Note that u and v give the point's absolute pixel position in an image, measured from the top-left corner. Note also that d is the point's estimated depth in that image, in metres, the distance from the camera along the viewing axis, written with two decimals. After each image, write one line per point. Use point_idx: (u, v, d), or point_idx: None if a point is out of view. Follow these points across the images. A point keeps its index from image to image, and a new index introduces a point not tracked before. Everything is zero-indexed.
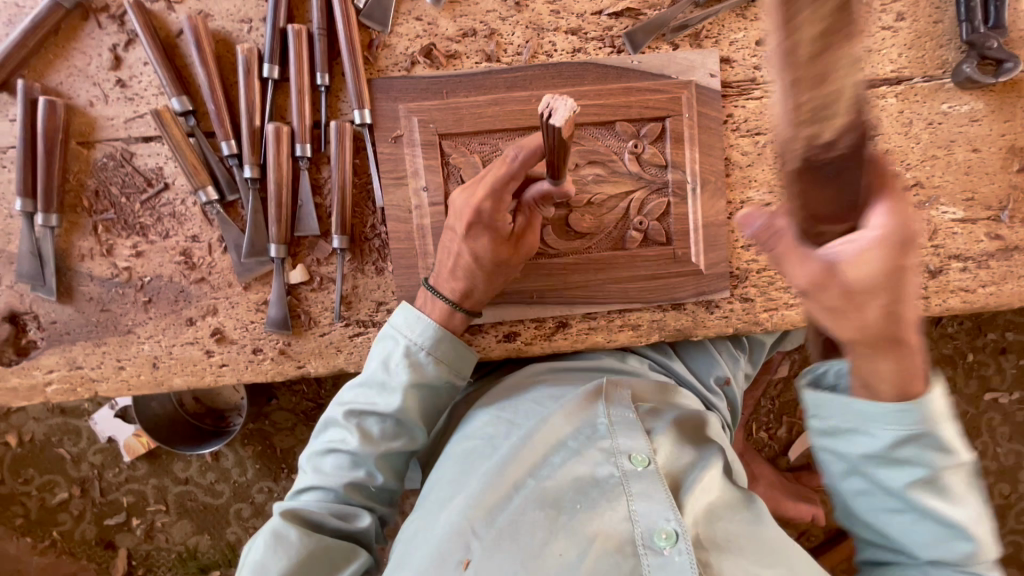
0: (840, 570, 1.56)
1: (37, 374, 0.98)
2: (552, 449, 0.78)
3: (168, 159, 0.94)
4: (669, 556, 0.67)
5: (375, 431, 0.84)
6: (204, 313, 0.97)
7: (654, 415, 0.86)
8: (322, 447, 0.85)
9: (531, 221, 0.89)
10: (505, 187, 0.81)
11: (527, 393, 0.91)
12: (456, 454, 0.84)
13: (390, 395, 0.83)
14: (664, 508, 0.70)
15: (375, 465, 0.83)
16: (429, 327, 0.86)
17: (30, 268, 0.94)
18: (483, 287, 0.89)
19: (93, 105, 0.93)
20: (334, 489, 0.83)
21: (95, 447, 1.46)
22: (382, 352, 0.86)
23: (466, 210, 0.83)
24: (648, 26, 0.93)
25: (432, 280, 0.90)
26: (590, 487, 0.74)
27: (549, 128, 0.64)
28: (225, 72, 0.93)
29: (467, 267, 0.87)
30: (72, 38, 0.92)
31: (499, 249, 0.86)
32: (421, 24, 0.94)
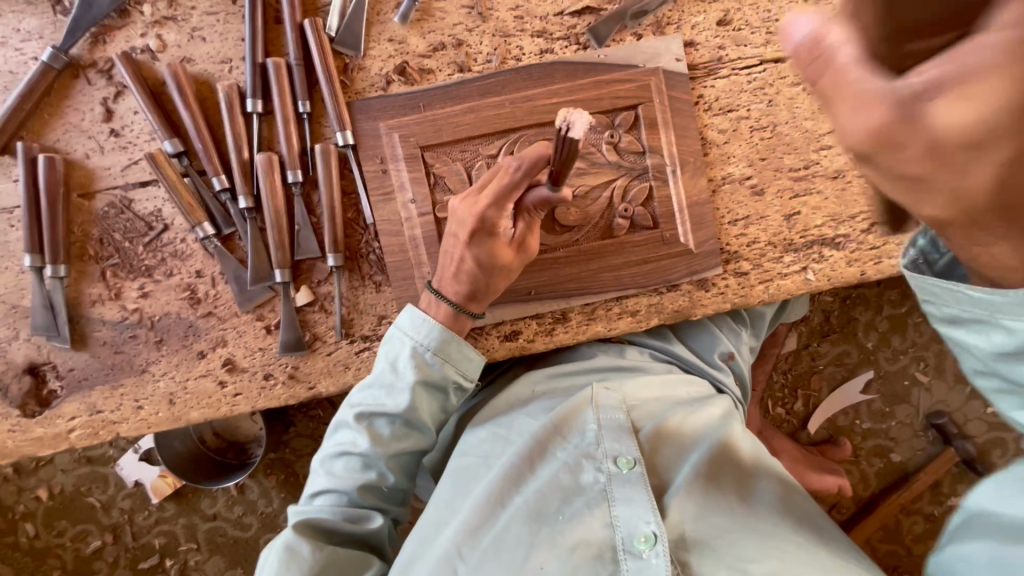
0: (875, 540, 1.54)
1: (59, 423, 1.00)
2: (542, 462, 0.87)
3: (165, 201, 0.98)
4: (647, 559, 0.74)
5: (384, 431, 0.90)
6: (214, 345, 1.00)
7: (644, 416, 0.93)
8: (333, 451, 0.91)
9: (532, 224, 0.91)
10: (508, 196, 0.85)
11: (525, 406, 0.99)
12: (458, 472, 0.94)
13: (398, 395, 0.89)
14: (645, 512, 0.78)
15: (385, 466, 0.90)
16: (434, 328, 0.89)
17: (44, 320, 0.98)
18: (484, 289, 0.91)
19: (90, 157, 0.98)
20: (346, 492, 0.89)
21: (124, 492, 1.49)
22: (390, 352, 0.91)
23: (468, 219, 0.86)
24: (609, 18, 0.97)
25: (436, 283, 0.92)
26: (574, 497, 0.83)
27: (566, 140, 0.72)
28: (210, 112, 0.97)
29: (469, 272, 0.89)
30: (65, 96, 0.97)
31: (500, 253, 0.88)
32: (393, 44, 0.98)
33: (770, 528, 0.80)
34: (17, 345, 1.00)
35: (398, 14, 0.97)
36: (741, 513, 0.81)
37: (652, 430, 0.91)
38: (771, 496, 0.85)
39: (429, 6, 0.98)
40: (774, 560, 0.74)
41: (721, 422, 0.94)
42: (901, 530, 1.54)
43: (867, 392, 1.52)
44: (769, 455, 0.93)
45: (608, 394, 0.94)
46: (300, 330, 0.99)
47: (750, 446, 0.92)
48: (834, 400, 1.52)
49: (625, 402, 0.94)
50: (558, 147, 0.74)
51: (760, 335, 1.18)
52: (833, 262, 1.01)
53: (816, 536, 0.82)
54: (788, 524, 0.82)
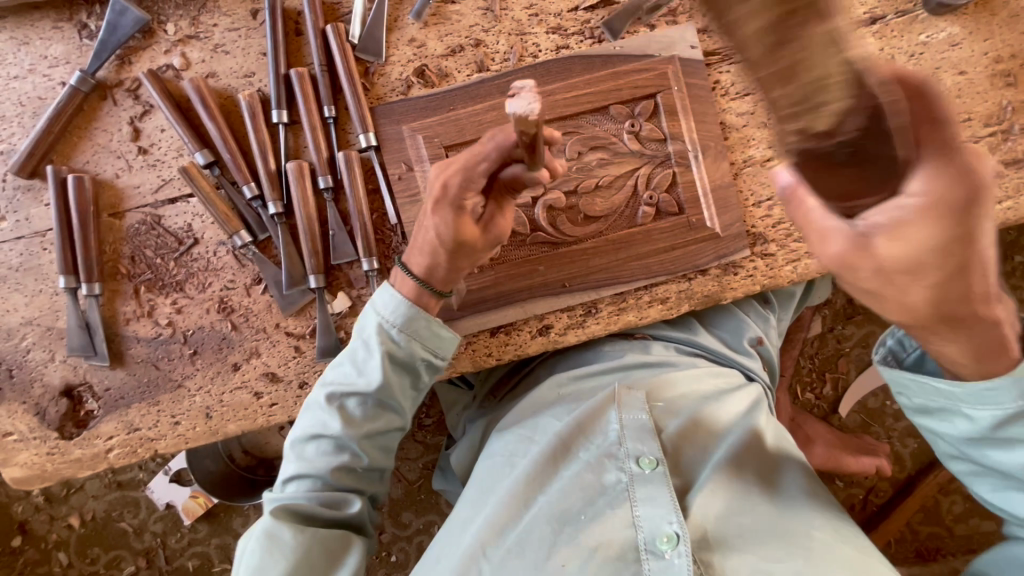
0: (914, 523, 1.52)
1: (98, 443, 1.00)
2: (564, 462, 0.87)
3: (195, 216, 1.00)
4: (669, 559, 0.75)
5: (356, 413, 0.90)
6: (248, 356, 1.00)
7: (668, 414, 0.92)
8: (302, 435, 0.90)
9: (501, 208, 0.88)
10: (477, 167, 0.79)
11: (550, 407, 0.97)
12: (484, 474, 0.93)
13: (368, 375, 0.89)
14: (667, 511, 0.78)
15: (358, 447, 0.90)
16: (399, 302, 0.89)
17: (80, 340, 0.98)
18: (444, 264, 0.88)
19: (119, 177, 0.99)
20: (320, 475, 0.89)
21: (156, 516, 1.48)
22: (359, 331, 0.91)
23: (436, 185, 0.82)
24: (623, 12, 0.98)
25: (403, 256, 0.91)
26: (596, 496, 0.82)
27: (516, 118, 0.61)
28: (234, 124, 0.98)
29: (430, 244, 0.86)
30: (93, 118, 0.99)
31: (462, 229, 0.84)
32: (412, 49, 1.00)
33: (801, 526, 0.80)
34: (54, 367, 1.00)
35: (412, 12, 0.99)
36: (768, 511, 0.82)
37: (677, 428, 0.90)
38: (798, 489, 0.85)
39: (445, 10, 1.00)
40: (801, 558, 0.75)
41: (746, 415, 0.94)
42: (940, 511, 1.52)
43: None
44: (793, 444, 0.93)
45: (631, 394, 0.93)
46: (338, 334, 0.99)
47: (773, 441, 0.92)
48: (863, 381, 1.50)
49: (647, 401, 0.92)
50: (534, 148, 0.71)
51: (786, 318, 1.18)
52: None
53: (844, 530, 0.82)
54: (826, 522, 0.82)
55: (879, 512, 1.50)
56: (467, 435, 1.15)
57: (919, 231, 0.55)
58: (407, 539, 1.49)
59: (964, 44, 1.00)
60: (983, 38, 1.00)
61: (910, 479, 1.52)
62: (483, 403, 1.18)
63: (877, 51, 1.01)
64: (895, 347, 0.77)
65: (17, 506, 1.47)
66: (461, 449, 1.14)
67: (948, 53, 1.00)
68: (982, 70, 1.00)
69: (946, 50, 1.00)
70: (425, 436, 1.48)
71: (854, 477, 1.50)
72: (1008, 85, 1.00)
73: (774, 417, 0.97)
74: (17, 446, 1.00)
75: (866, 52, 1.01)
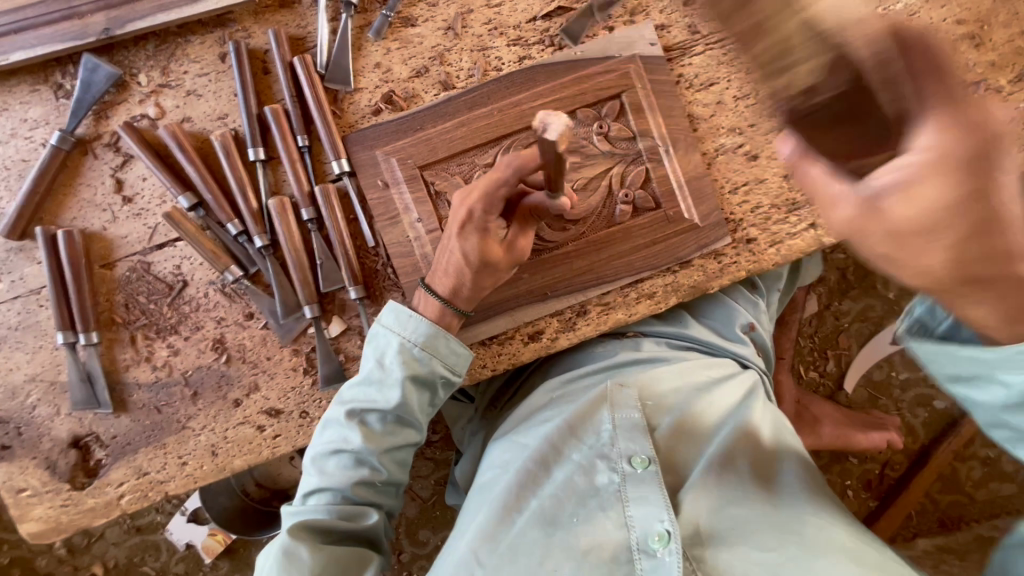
0: (933, 493, 1.51)
1: (109, 491, 1.02)
2: (557, 465, 0.87)
3: (183, 259, 1.02)
4: (661, 557, 0.76)
5: (375, 428, 0.91)
6: (248, 392, 1.02)
7: (660, 411, 0.93)
8: (323, 450, 0.91)
9: (523, 226, 0.92)
10: (497, 191, 0.85)
11: (542, 414, 0.98)
12: (480, 485, 0.93)
13: (388, 392, 0.90)
14: (659, 510, 0.79)
15: (378, 461, 0.91)
16: (422, 324, 0.91)
17: (83, 393, 1.00)
18: (470, 284, 0.91)
19: (107, 229, 1.02)
20: (340, 489, 0.90)
21: (177, 556, 1.49)
22: (376, 351, 0.92)
23: (460, 211, 0.87)
24: (580, 17, 1.00)
25: (426, 279, 0.94)
26: (588, 499, 0.83)
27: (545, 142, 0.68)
28: (211, 165, 1.01)
29: (456, 265, 0.90)
30: (76, 174, 1.01)
31: (488, 249, 0.89)
32: (378, 75, 1.02)
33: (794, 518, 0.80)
34: (60, 421, 1.02)
35: (371, 32, 1.02)
36: (760, 503, 0.81)
37: (670, 425, 0.91)
38: (796, 479, 0.85)
39: (405, 34, 1.02)
40: (793, 545, 0.75)
41: (739, 407, 0.95)
42: (959, 478, 1.50)
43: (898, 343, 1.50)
44: (790, 434, 0.93)
45: (624, 392, 0.94)
46: (339, 360, 1.01)
47: (769, 430, 0.92)
48: (865, 356, 1.50)
49: (641, 398, 0.93)
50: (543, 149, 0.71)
51: (776, 301, 1.18)
52: None
53: (840, 516, 0.81)
54: (822, 508, 0.81)
55: (897, 486, 1.49)
56: (470, 446, 1.17)
57: (927, 189, 0.56)
58: (426, 557, 1.49)
59: (922, 13, 1.01)
60: (939, 5, 1.01)
61: (925, 449, 1.51)
62: (485, 415, 1.18)
63: None
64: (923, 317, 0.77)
65: (41, 559, 1.50)
66: (465, 462, 1.16)
67: (907, 23, 1.01)
68: (943, 37, 1.01)
69: (904, 21, 1.01)
70: (434, 453, 1.48)
71: (868, 453, 1.49)
72: (971, 48, 1.00)
73: (770, 405, 0.97)
74: (32, 501, 1.02)
75: None
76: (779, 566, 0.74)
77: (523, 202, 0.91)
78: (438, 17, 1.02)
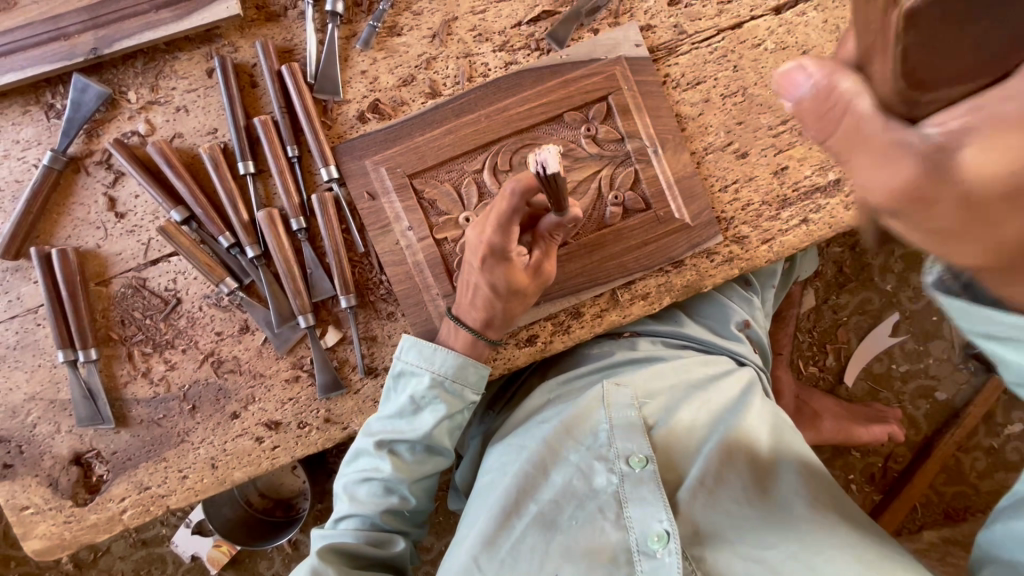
0: (938, 486, 1.50)
1: (111, 506, 1.02)
2: (554, 466, 0.87)
3: (177, 273, 1.02)
4: (661, 558, 0.75)
5: (406, 457, 0.92)
6: (245, 404, 1.02)
7: (658, 409, 0.93)
8: (355, 478, 0.92)
9: (546, 250, 0.92)
10: (511, 221, 0.83)
11: (538, 417, 0.98)
12: (480, 489, 0.93)
13: (417, 423, 0.91)
14: (657, 510, 0.79)
15: (408, 489, 0.92)
16: (449, 357, 0.91)
17: (85, 409, 1.01)
18: (502, 315, 0.92)
19: (101, 246, 1.02)
20: (369, 516, 0.90)
21: (183, 568, 1.50)
22: (407, 386, 0.92)
23: (479, 247, 0.86)
24: (564, 20, 1.00)
25: (455, 310, 0.94)
26: (587, 501, 0.84)
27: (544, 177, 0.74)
28: (201, 179, 1.01)
29: (486, 299, 0.89)
30: (70, 193, 1.02)
31: (515, 277, 0.88)
32: (366, 84, 1.03)
33: (793, 513, 0.80)
34: (61, 438, 1.03)
35: (359, 42, 1.02)
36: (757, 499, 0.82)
37: (667, 423, 0.91)
38: (794, 475, 0.85)
39: (392, 43, 1.03)
40: (793, 544, 0.75)
41: (736, 404, 0.94)
42: (964, 469, 1.50)
43: (897, 335, 1.50)
44: (789, 432, 0.93)
45: (620, 390, 0.94)
46: (335, 369, 1.01)
47: (769, 425, 0.92)
48: (865, 349, 1.50)
49: (637, 396, 0.93)
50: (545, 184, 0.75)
51: (771, 297, 1.18)
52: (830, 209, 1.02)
53: (838, 510, 0.81)
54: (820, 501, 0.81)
55: (900, 479, 1.49)
56: (468, 451, 1.17)
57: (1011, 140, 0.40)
58: (431, 562, 1.50)
59: None
60: None
61: (927, 441, 1.50)
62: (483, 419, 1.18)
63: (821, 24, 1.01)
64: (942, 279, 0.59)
65: None
66: (464, 468, 1.16)
67: None
68: None
69: None
70: None
71: (869, 447, 1.49)
72: None
73: (770, 400, 0.97)
74: (35, 518, 1.03)
75: (810, 27, 1.01)
76: (781, 565, 0.73)
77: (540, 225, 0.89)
78: (423, 25, 1.03)
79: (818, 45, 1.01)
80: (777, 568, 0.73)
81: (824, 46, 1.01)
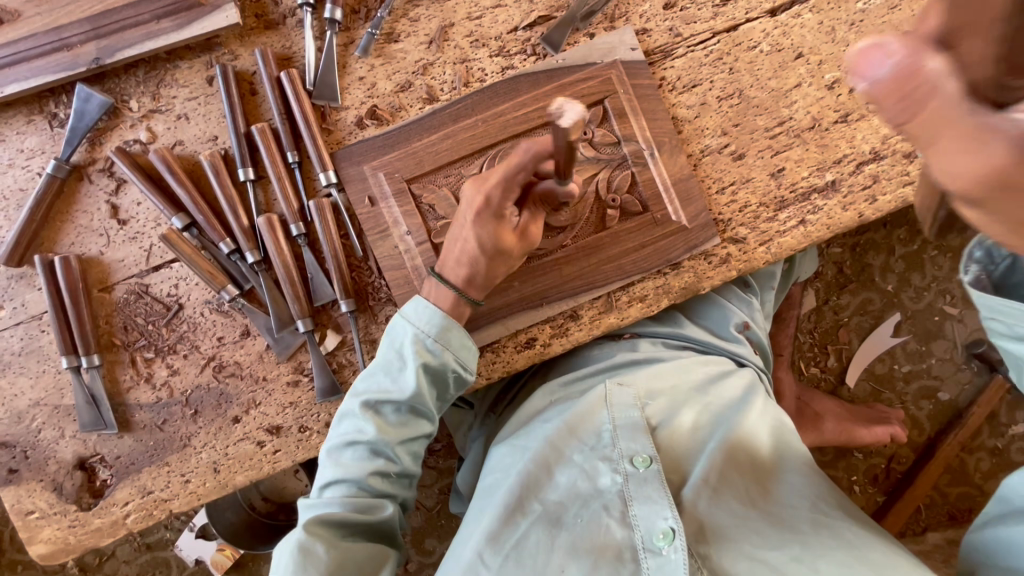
0: (942, 487, 1.49)
1: (115, 510, 1.03)
2: (558, 466, 0.88)
3: (179, 279, 1.04)
4: (667, 555, 0.75)
5: (390, 418, 0.92)
6: (247, 409, 1.03)
7: (661, 408, 0.93)
8: (338, 443, 0.91)
9: (535, 213, 0.93)
10: (515, 177, 0.86)
11: (541, 417, 0.98)
12: (483, 489, 0.94)
13: (402, 382, 0.91)
14: (661, 507, 0.79)
15: (394, 450, 0.92)
16: (435, 315, 0.91)
17: (89, 415, 1.02)
18: (484, 274, 0.92)
19: (104, 253, 1.04)
20: (356, 480, 0.90)
21: (187, 572, 1.51)
22: (391, 341, 0.92)
23: (477, 197, 0.88)
24: (559, 25, 1.01)
25: (438, 267, 0.94)
26: (591, 500, 0.84)
27: (557, 129, 0.69)
28: (201, 186, 1.02)
29: (471, 254, 0.90)
30: (73, 201, 1.04)
31: (503, 238, 0.89)
32: (363, 91, 1.04)
33: (796, 513, 0.80)
34: (66, 443, 1.04)
35: (357, 48, 1.03)
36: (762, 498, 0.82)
37: (669, 422, 0.91)
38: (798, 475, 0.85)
39: (390, 50, 1.04)
40: (797, 543, 0.75)
41: (739, 403, 0.95)
42: (968, 470, 1.49)
43: (898, 335, 1.49)
44: (791, 432, 0.93)
45: (623, 391, 0.94)
46: (334, 374, 1.02)
47: (771, 424, 0.92)
48: (867, 349, 1.49)
49: (640, 396, 0.93)
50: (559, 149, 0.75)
51: (771, 298, 1.18)
52: (828, 210, 1.01)
53: (841, 510, 0.81)
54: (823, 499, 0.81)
55: (904, 480, 1.48)
56: (470, 453, 1.18)
57: None
58: (433, 566, 1.50)
59: (903, 6, 1.00)
60: None
61: (931, 442, 1.50)
62: (484, 421, 1.19)
63: (815, 26, 1.01)
64: (985, 258, 0.69)
65: None
66: (465, 469, 1.16)
67: (889, 16, 1.01)
68: None
69: (885, 14, 1.01)
70: (437, 460, 1.49)
71: (872, 448, 1.48)
72: None
73: (772, 401, 0.97)
74: (40, 523, 1.04)
75: (805, 29, 1.02)
76: (785, 563, 0.73)
77: (537, 188, 0.90)
78: (420, 32, 1.04)
79: (813, 47, 1.02)
80: (779, 565, 0.73)
81: (819, 48, 1.01)
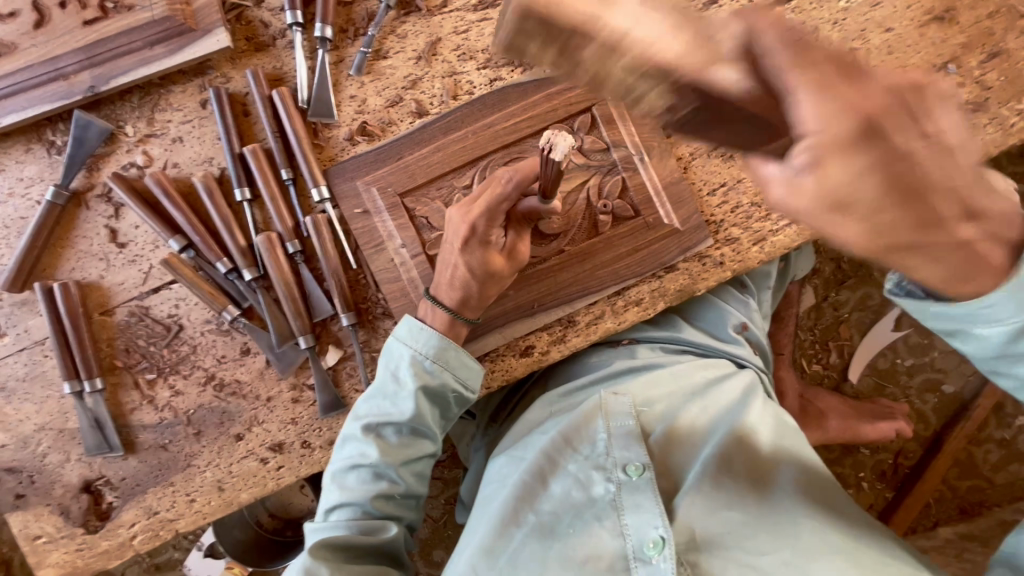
0: (951, 481, 1.48)
1: (122, 532, 1.04)
2: (553, 477, 0.88)
3: (178, 300, 1.05)
4: (657, 564, 0.76)
5: (392, 440, 0.93)
6: (249, 426, 1.04)
7: (654, 416, 0.93)
8: (341, 466, 0.92)
9: (519, 231, 0.93)
10: (500, 207, 0.86)
11: (538, 428, 0.98)
12: (480, 500, 0.94)
13: (402, 404, 0.92)
14: (652, 516, 0.79)
15: (396, 473, 0.93)
16: (432, 336, 0.92)
17: (93, 438, 1.03)
18: (479, 294, 0.93)
19: (103, 277, 1.05)
20: (360, 504, 0.91)
21: None
22: (389, 364, 0.93)
23: (462, 227, 0.88)
24: None
25: (432, 290, 0.94)
26: (585, 510, 0.84)
27: (550, 161, 0.76)
28: (198, 207, 1.04)
29: (464, 279, 0.91)
30: (72, 227, 1.05)
31: (492, 261, 0.90)
32: (355, 107, 1.05)
33: (787, 515, 0.80)
34: (71, 467, 1.05)
35: (350, 66, 1.05)
36: (755, 502, 0.82)
37: (664, 430, 0.91)
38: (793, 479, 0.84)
39: (379, 66, 1.05)
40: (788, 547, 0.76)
41: (734, 408, 0.94)
42: (977, 462, 1.47)
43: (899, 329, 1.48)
44: (788, 434, 0.92)
45: (618, 400, 0.94)
46: (335, 388, 1.03)
47: (769, 427, 0.92)
48: (868, 345, 1.49)
49: (635, 404, 0.93)
50: (546, 167, 0.77)
51: (768, 297, 1.18)
52: None
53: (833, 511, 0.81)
54: (815, 502, 0.81)
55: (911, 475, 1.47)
56: (473, 464, 1.18)
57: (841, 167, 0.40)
58: None
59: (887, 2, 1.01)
60: None
61: (938, 435, 1.49)
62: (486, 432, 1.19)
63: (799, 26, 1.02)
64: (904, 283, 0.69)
65: None
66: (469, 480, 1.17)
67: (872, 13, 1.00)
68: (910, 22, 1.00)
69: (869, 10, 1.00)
70: (443, 471, 1.48)
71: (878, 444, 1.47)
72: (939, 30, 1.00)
73: (769, 402, 0.97)
74: (48, 547, 1.04)
75: None
76: (775, 567, 0.74)
77: (519, 208, 0.91)
78: (408, 47, 1.05)
79: None
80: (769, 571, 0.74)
81: None
